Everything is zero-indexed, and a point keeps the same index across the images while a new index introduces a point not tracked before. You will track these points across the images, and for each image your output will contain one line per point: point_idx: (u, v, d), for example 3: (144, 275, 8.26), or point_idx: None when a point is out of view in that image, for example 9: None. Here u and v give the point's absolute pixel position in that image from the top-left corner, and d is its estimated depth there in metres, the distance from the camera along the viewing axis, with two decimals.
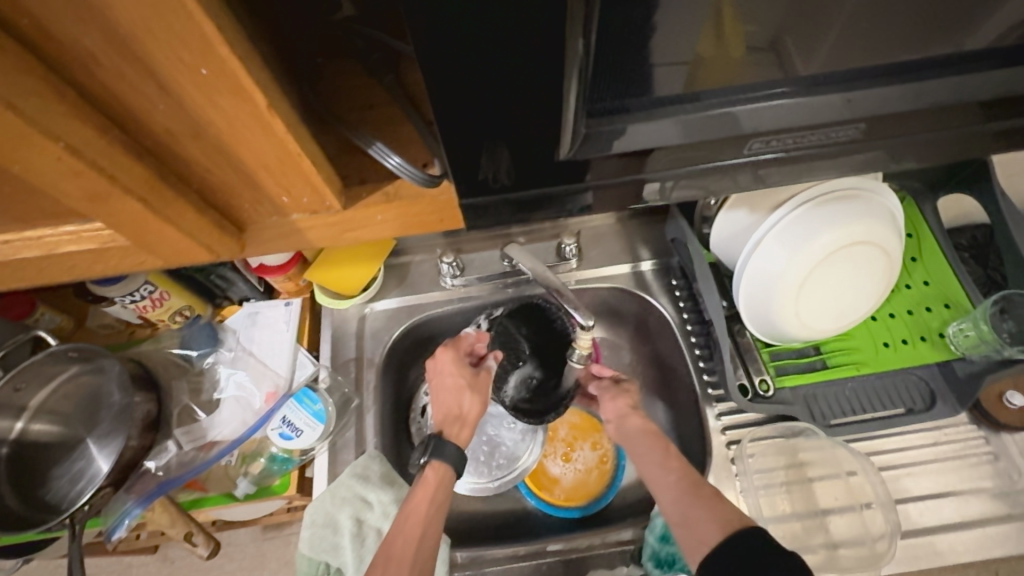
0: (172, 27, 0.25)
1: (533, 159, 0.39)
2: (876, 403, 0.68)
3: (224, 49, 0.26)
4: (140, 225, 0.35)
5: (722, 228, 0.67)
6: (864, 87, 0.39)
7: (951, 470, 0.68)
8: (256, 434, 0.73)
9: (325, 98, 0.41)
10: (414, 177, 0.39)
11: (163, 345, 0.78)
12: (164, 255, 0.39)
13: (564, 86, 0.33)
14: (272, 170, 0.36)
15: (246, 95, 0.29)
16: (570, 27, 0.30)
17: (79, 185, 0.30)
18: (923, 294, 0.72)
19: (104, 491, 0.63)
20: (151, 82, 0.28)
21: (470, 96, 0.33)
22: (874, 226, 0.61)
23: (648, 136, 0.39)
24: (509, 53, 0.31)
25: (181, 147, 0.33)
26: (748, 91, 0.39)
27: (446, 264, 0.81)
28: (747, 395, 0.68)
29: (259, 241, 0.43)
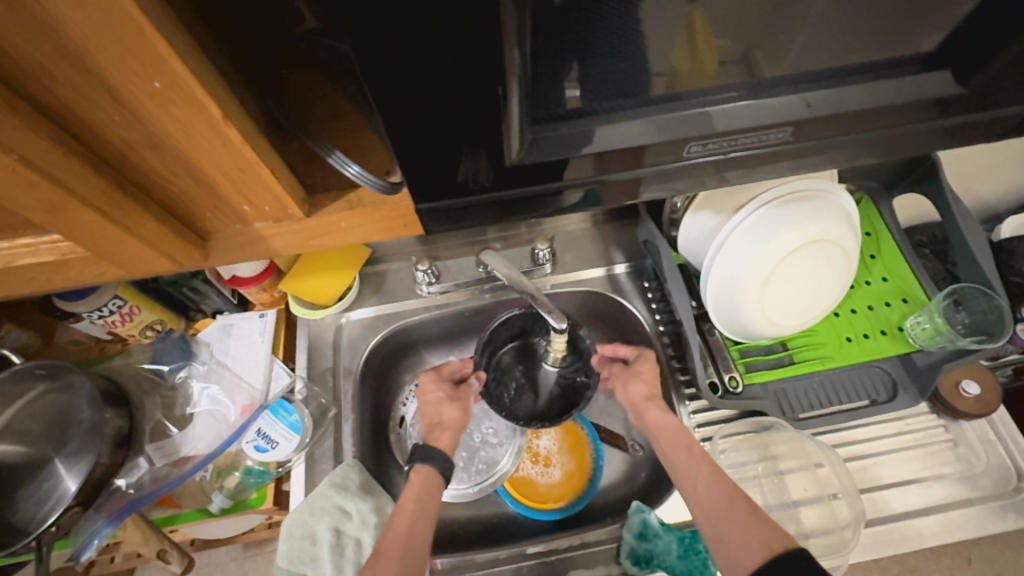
0: (122, 40, 0.25)
1: (492, 166, 0.39)
2: (841, 396, 0.71)
3: (175, 61, 0.27)
4: (99, 236, 0.35)
5: (688, 230, 0.69)
6: (823, 89, 0.41)
7: (914, 458, 0.70)
8: (230, 447, 0.73)
9: (289, 109, 0.41)
10: (373, 184, 0.39)
11: (134, 360, 0.77)
12: (127, 265, 0.39)
13: (507, 94, 0.34)
14: (232, 180, 0.36)
15: (200, 106, 0.30)
16: (506, 39, 0.31)
17: (34, 197, 0.30)
18: (882, 289, 0.76)
19: (73, 511, 0.62)
20: (104, 94, 0.28)
21: (429, 106, 0.34)
22: (830, 225, 0.63)
23: (613, 136, 0.40)
24: (464, 62, 0.32)
25: (139, 158, 0.33)
26: (714, 93, 0.40)
27: (421, 272, 0.81)
28: (717, 392, 0.69)
29: (224, 250, 0.43)
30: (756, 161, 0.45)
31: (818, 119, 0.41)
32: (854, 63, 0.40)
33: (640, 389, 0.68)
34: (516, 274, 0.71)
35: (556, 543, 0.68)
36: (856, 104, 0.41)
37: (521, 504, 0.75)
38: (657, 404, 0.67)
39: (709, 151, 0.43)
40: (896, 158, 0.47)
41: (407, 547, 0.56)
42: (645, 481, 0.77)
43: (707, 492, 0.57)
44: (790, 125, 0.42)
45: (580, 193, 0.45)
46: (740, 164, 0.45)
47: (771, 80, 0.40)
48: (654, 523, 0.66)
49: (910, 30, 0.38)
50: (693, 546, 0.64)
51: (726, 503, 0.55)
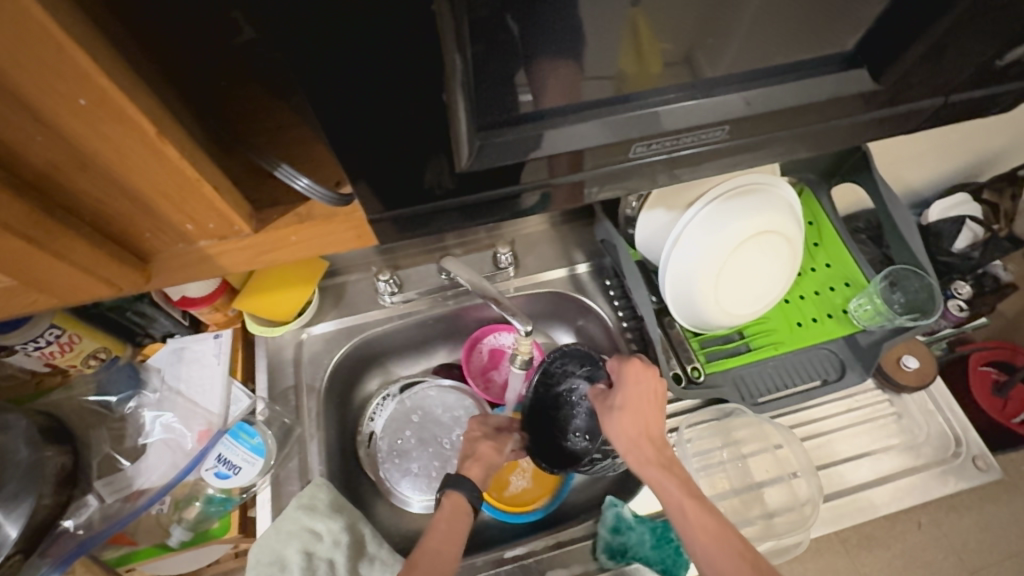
0: (40, 57, 0.24)
1: (442, 174, 0.39)
2: (795, 378, 0.74)
3: (104, 80, 0.26)
4: (26, 264, 0.32)
5: (644, 227, 0.71)
6: (760, 87, 0.43)
7: (864, 432, 0.74)
8: (188, 476, 0.69)
9: (233, 121, 0.40)
10: (322, 197, 0.39)
11: (76, 392, 0.72)
12: (59, 293, 0.36)
13: (452, 101, 0.34)
14: (171, 198, 0.34)
15: (132, 123, 0.28)
16: (446, 47, 0.31)
17: None
18: (826, 275, 0.80)
19: (13, 560, 0.56)
20: (24, 115, 0.27)
21: (377, 115, 0.34)
22: (775, 217, 0.66)
23: (565, 139, 0.41)
24: (410, 71, 0.32)
25: (67, 180, 0.31)
26: (660, 92, 0.41)
27: (383, 282, 0.80)
28: (681, 382, 0.71)
29: (166, 271, 0.41)
30: (702, 158, 0.47)
31: (759, 116, 0.44)
32: (786, 62, 0.42)
33: (629, 429, 0.59)
34: (479, 279, 0.71)
35: (535, 546, 0.68)
36: (791, 101, 0.43)
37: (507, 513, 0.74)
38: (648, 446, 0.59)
39: (654, 150, 0.44)
40: (829, 152, 0.51)
41: (438, 563, 0.55)
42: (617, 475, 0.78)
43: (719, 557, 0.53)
44: (730, 122, 0.43)
45: (538, 195, 0.45)
46: (688, 162, 0.47)
47: (714, 79, 0.42)
48: (628, 515, 0.67)
49: (834, 32, 0.41)
50: (665, 535, 0.66)
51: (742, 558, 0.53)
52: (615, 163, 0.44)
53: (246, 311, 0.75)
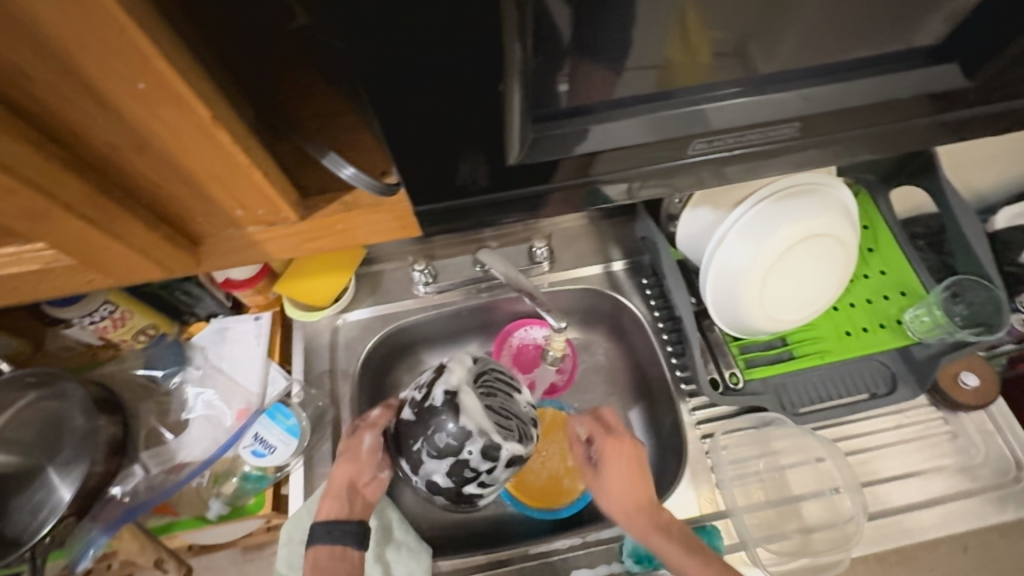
0: (103, 40, 0.25)
1: (487, 166, 0.39)
2: (841, 389, 0.71)
3: (161, 63, 0.26)
4: (85, 244, 0.34)
5: (686, 226, 0.69)
6: (819, 83, 0.40)
7: (914, 450, 0.70)
8: (227, 452, 0.72)
9: (284, 107, 0.40)
10: (368, 186, 0.38)
11: (127, 365, 0.76)
12: (116, 272, 0.38)
13: (506, 92, 0.34)
14: (223, 183, 0.35)
15: (187, 107, 0.29)
16: (508, 39, 0.31)
17: (15, 204, 0.29)
18: (880, 282, 0.76)
19: (68, 520, 0.62)
20: (87, 96, 0.27)
21: (425, 103, 0.33)
22: (829, 219, 0.63)
23: (614, 133, 0.39)
24: (461, 58, 0.31)
25: (126, 163, 0.32)
26: (711, 87, 0.39)
27: (417, 272, 0.81)
28: (718, 388, 0.70)
29: (215, 256, 0.42)
30: (759, 158, 0.45)
31: (820, 115, 0.41)
32: (857, 59, 0.40)
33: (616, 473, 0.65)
34: (515, 273, 0.71)
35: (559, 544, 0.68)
36: (855, 100, 0.41)
37: (538, 511, 0.74)
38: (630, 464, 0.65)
39: (702, 148, 0.42)
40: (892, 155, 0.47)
41: None
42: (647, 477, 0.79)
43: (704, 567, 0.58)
44: (793, 118, 0.41)
45: (581, 190, 0.43)
46: (740, 161, 0.44)
47: (771, 74, 0.39)
48: None
49: (908, 28, 0.38)
50: None
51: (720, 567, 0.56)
52: (662, 163, 0.42)
53: (286, 295, 0.77)
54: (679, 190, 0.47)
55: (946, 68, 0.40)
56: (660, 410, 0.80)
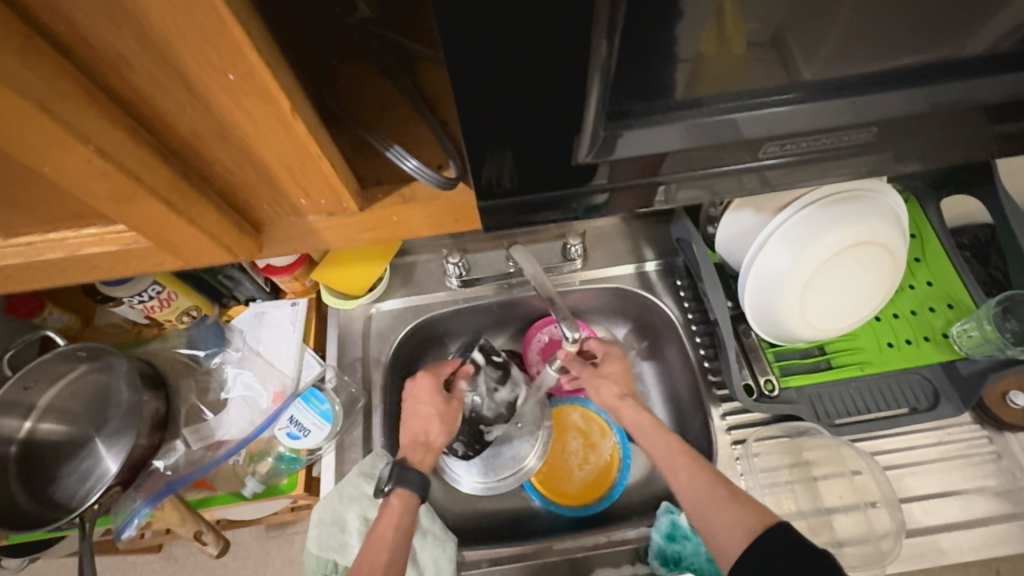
0: (203, 31, 0.25)
1: (545, 164, 0.38)
2: (879, 403, 0.69)
3: (253, 55, 0.26)
4: (163, 226, 0.35)
5: (727, 228, 0.68)
6: (871, 93, 0.39)
7: (955, 469, 0.68)
8: (263, 433, 0.74)
9: (341, 99, 0.40)
10: (429, 180, 0.37)
11: (170, 344, 0.79)
12: (185, 254, 0.39)
13: (588, 87, 0.33)
14: (293, 172, 0.35)
15: (272, 99, 0.29)
16: (596, 33, 0.29)
17: (106, 186, 0.30)
18: (926, 294, 0.73)
19: (113, 490, 0.65)
20: (179, 84, 0.28)
21: (497, 99, 0.33)
22: (878, 226, 0.61)
23: (671, 137, 0.39)
24: (540, 53, 0.30)
25: (204, 148, 0.33)
26: (741, 97, 0.38)
27: (451, 264, 0.81)
28: (752, 395, 0.69)
29: (275, 240, 0.43)
30: (803, 164, 0.44)
31: (860, 126, 0.41)
32: (906, 64, 0.38)
33: (611, 391, 0.70)
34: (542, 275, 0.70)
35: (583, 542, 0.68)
36: (901, 111, 0.40)
37: (564, 508, 0.75)
38: (630, 402, 0.69)
39: (740, 157, 0.42)
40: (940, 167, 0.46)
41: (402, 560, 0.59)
42: None
43: (691, 482, 0.58)
44: (840, 129, 0.41)
45: (608, 195, 0.44)
46: (783, 167, 0.44)
47: (825, 86, 0.39)
48: (684, 524, 0.65)
49: (965, 39, 0.37)
50: None
51: (734, 503, 0.54)
52: (705, 164, 0.42)
53: (323, 282, 0.78)
54: (723, 194, 0.47)
55: (1001, 78, 0.40)
56: (689, 413, 0.79)
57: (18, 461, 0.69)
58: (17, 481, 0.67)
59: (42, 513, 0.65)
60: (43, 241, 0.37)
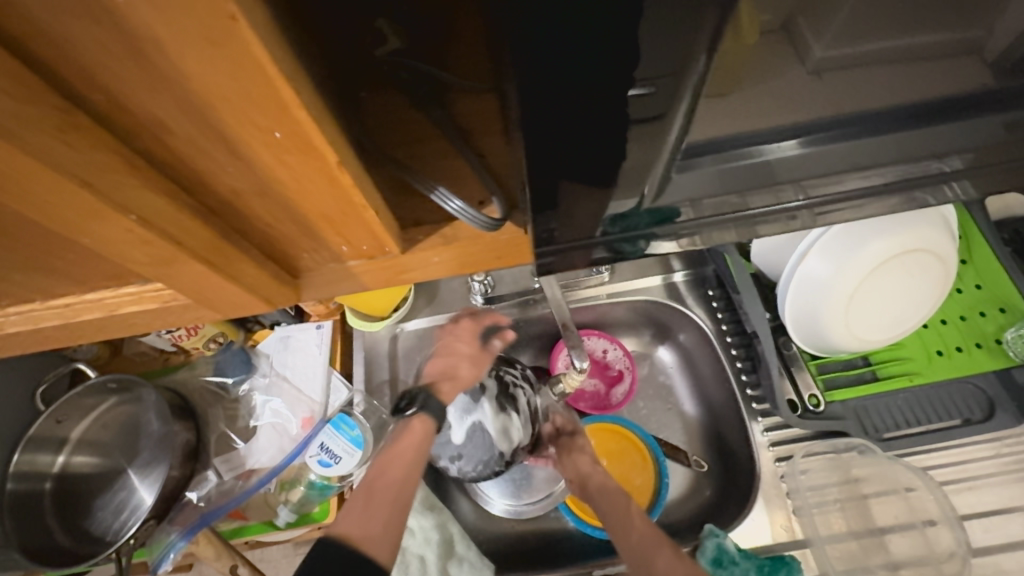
0: (246, 89, 0.21)
1: (613, 200, 0.35)
2: (931, 414, 0.66)
3: (301, 113, 0.23)
4: (204, 287, 0.32)
5: (764, 238, 0.65)
6: (920, 125, 0.36)
7: (1016, 483, 0.65)
8: (294, 461, 0.73)
9: (374, 135, 0.38)
10: (474, 221, 0.35)
11: (198, 372, 0.79)
12: (226, 310, 0.36)
13: (670, 115, 0.30)
14: (333, 222, 0.32)
15: (315, 154, 0.25)
16: (694, 53, 0.26)
17: (147, 253, 0.27)
18: (975, 298, 0.70)
19: (148, 524, 0.65)
20: (220, 145, 0.25)
21: (574, 135, 0.29)
22: (927, 233, 0.58)
23: (732, 173, 0.36)
24: (624, 82, 0.27)
25: (245, 205, 0.30)
26: (775, 133, 0.35)
27: (477, 282, 0.80)
28: (796, 411, 0.66)
29: (314, 287, 0.39)
30: None
31: (907, 163, 0.38)
32: (923, 43, 0.31)
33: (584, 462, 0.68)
34: (562, 299, 0.69)
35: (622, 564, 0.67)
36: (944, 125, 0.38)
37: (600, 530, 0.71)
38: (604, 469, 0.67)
39: (782, 196, 0.39)
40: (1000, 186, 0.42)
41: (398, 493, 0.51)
42: (712, 498, 0.76)
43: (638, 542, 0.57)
44: (872, 167, 0.38)
45: None
46: None
47: (856, 127, 0.36)
48: (731, 548, 0.62)
49: (998, 24, 0.31)
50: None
51: None
52: (743, 195, 0.38)
53: (348, 304, 0.77)
54: None
55: None
56: (726, 428, 0.77)
57: (52, 496, 0.69)
58: (52, 518, 0.68)
59: (80, 550, 0.65)
60: (81, 301, 0.34)
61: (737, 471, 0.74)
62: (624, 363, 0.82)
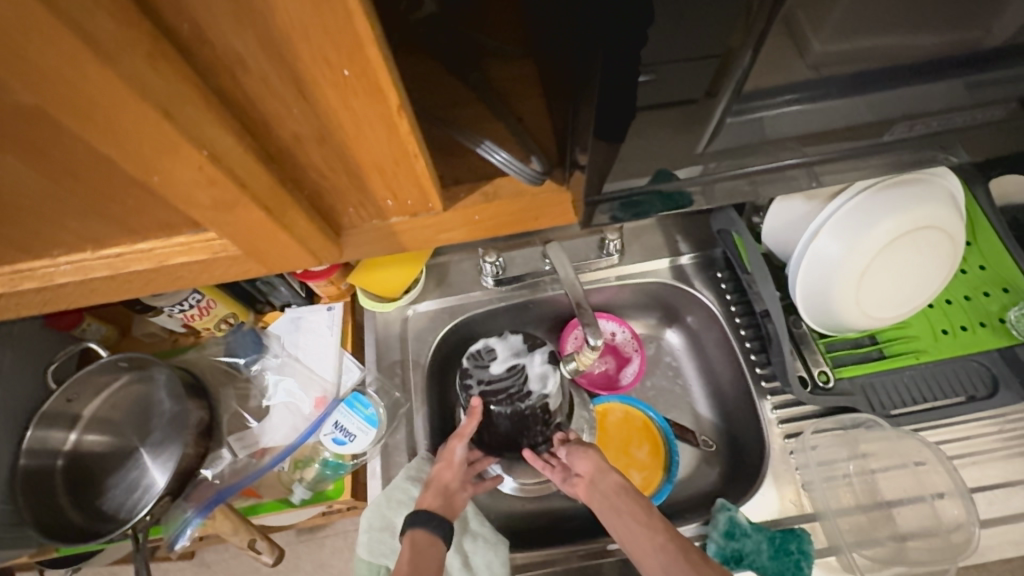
0: (328, 26, 0.23)
1: (648, 163, 0.38)
2: (936, 391, 0.67)
3: (372, 50, 0.25)
4: (256, 234, 0.33)
5: (775, 218, 0.66)
6: (925, 81, 0.37)
7: (1018, 458, 0.66)
8: (308, 440, 0.74)
9: (417, 98, 0.40)
10: (522, 173, 0.38)
11: (208, 352, 0.79)
12: (271, 263, 0.38)
13: (716, 95, 0.34)
14: (384, 172, 0.34)
15: (380, 97, 0.27)
16: (735, 44, 0.30)
17: (210, 195, 0.29)
18: (978, 278, 0.71)
19: (164, 500, 0.65)
20: (290, 87, 0.26)
21: (625, 100, 0.32)
22: (938, 210, 0.59)
23: (735, 130, 0.37)
24: (675, 56, 0.30)
25: (302, 152, 0.31)
26: (776, 93, 0.36)
27: (489, 264, 0.80)
28: (805, 387, 0.67)
29: (355, 246, 0.41)
30: (865, 152, 0.43)
31: (914, 116, 0.40)
32: (918, 34, 0.34)
33: (586, 464, 0.66)
34: (576, 280, 0.71)
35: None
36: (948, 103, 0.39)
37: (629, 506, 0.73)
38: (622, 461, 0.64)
39: (782, 151, 0.41)
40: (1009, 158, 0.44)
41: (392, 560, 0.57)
42: (720, 476, 0.78)
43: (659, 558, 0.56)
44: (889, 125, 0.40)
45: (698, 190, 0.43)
46: (838, 162, 0.43)
47: (842, 84, 0.36)
48: (742, 521, 0.63)
49: (998, 21, 0.34)
50: (785, 547, 0.61)
51: None
52: (746, 158, 0.41)
53: (359, 285, 0.76)
54: (768, 189, 0.46)
55: None
56: (734, 408, 0.78)
57: (63, 474, 0.68)
58: (64, 495, 0.67)
59: (94, 527, 0.65)
60: (133, 251, 0.37)
61: (745, 449, 0.75)
62: (633, 344, 0.83)
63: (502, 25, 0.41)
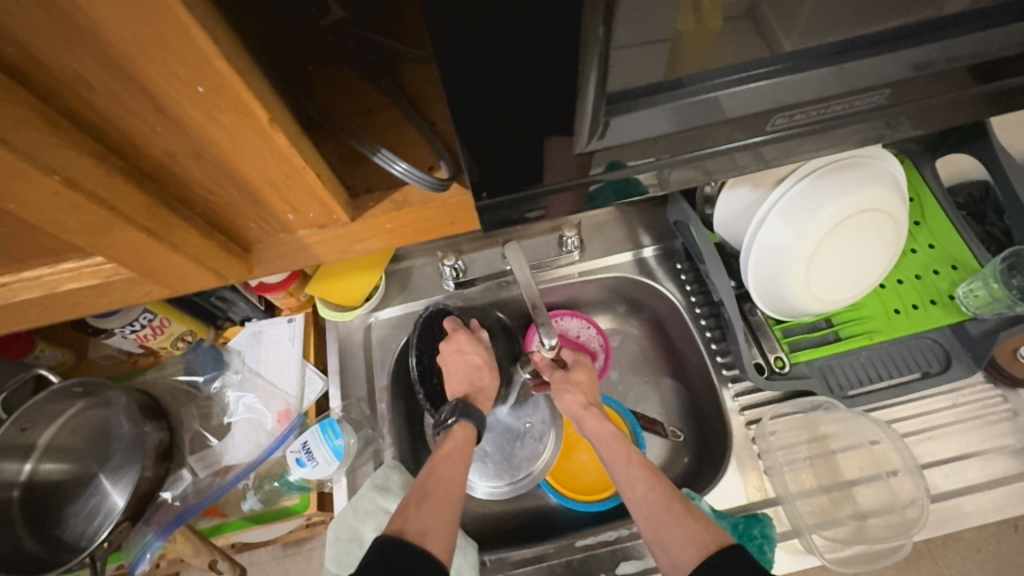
0: (164, 42, 0.23)
1: (553, 150, 0.38)
2: (892, 368, 0.68)
3: (223, 64, 0.25)
4: (144, 255, 0.33)
5: (725, 207, 0.67)
6: (858, 58, 0.38)
7: (972, 430, 0.68)
8: (274, 454, 0.73)
9: (324, 108, 0.41)
10: (421, 182, 0.37)
11: (168, 372, 0.78)
12: (173, 282, 0.37)
13: (583, 88, 0.34)
14: (277, 187, 0.34)
15: (246, 110, 0.27)
16: (591, 41, 0.31)
17: (80, 220, 0.29)
18: (929, 257, 0.72)
19: (122, 526, 0.63)
20: (146, 105, 0.26)
21: (496, 92, 0.33)
22: (880, 193, 0.60)
23: (622, 129, 0.38)
24: (541, 41, 0.30)
25: (182, 170, 0.31)
26: (724, 72, 0.38)
27: (447, 267, 0.77)
28: (763, 373, 0.68)
29: (267, 260, 0.41)
30: (801, 130, 0.43)
31: (852, 93, 0.40)
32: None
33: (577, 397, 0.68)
34: (533, 281, 0.70)
35: (621, 529, 0.67)
36: (870, 81, 0.40)
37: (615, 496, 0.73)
38: (595, 412, 0.67)
39: (717, 136, 0.41)
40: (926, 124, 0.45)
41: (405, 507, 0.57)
42: (690, 464, 0.78)
43: (646, 497, 0.56)
44: (809, 101, 0.40)
45: (648, 174, 0.43)
46: (777, 140, 0.43)
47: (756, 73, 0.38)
48: (706, 508, 0.64)
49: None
50: (747, 533, 0.62)
51: None
52: (678, 143, 0.40)
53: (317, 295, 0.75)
54: (712, 174, 0.46)
55: (1014, 28, 0.38)
56: (701, 398, 0.79)
57: (20, 504, 0.67)
58: (20, 527, 0.66)
59: (50, 557, 0.64)
60: (19, 280, 0.36)
61: (712, 438, 0.76)
62: (599, 341, 0.83)
63: (421, 33, 0.42)
